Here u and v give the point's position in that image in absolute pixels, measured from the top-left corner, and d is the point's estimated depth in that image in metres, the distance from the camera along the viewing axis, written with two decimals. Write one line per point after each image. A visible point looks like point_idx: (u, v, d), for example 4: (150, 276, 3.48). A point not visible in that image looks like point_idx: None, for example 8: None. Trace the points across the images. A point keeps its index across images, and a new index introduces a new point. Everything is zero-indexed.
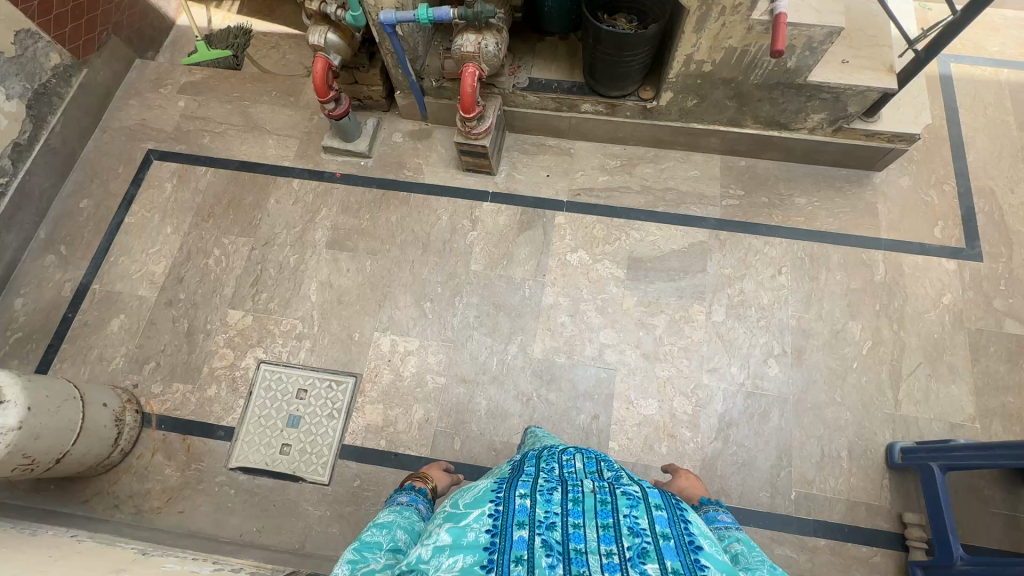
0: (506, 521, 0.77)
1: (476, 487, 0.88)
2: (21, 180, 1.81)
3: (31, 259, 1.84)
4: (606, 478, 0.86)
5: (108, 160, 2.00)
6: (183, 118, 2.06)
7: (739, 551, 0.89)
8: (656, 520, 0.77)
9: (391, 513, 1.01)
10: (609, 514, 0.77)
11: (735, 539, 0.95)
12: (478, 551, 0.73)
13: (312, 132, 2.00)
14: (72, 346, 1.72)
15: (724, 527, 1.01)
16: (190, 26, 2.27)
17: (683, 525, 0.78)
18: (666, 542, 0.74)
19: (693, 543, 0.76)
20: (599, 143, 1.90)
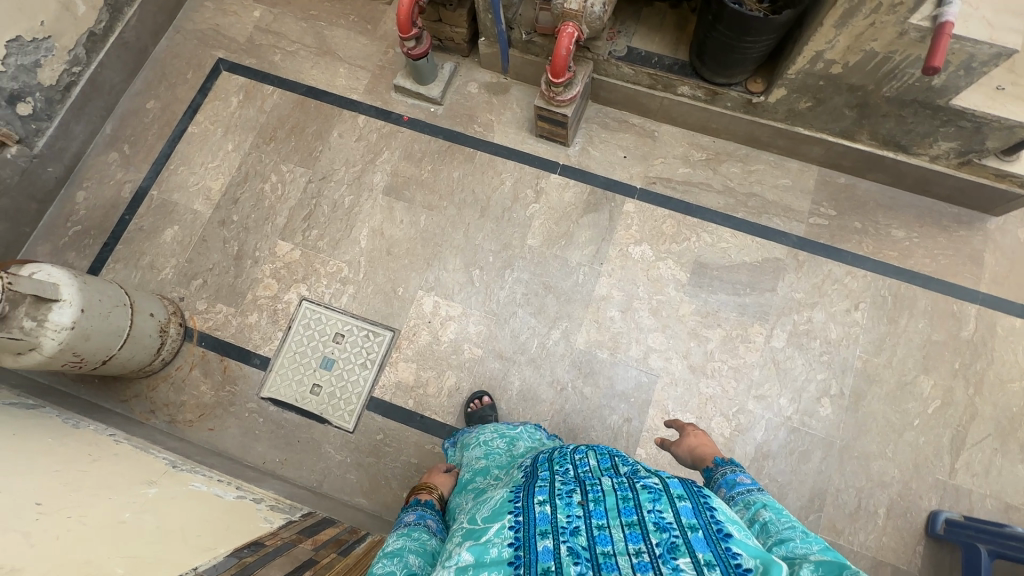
0: (527, 529, 0.70)
1: (494, 498, 0.80)
2: (93, 72, 1.79)
3: (95, 154, 1.85)
4: (622, 471, 0.77)
5: (178, 63, 1.94)
6: (257, 30, 1.97)
7: (765, 519, 0.83)
8: (682, 511, 0.69)
9: (399, 536, 0.97)
10: (633, 511, 0.69)
11: (757, 502, 0.88)
12: (502, 567, 0.66)
13: (385, 67, 1.90)
14: (126, 248, 1.75)
15: (746, 490, 0.93)
16: None
17: (709, 511, 0.70)
18: (695, 533, 0.67)
19: (722, 529, 0.68)
20: (687, 130, 1.74)
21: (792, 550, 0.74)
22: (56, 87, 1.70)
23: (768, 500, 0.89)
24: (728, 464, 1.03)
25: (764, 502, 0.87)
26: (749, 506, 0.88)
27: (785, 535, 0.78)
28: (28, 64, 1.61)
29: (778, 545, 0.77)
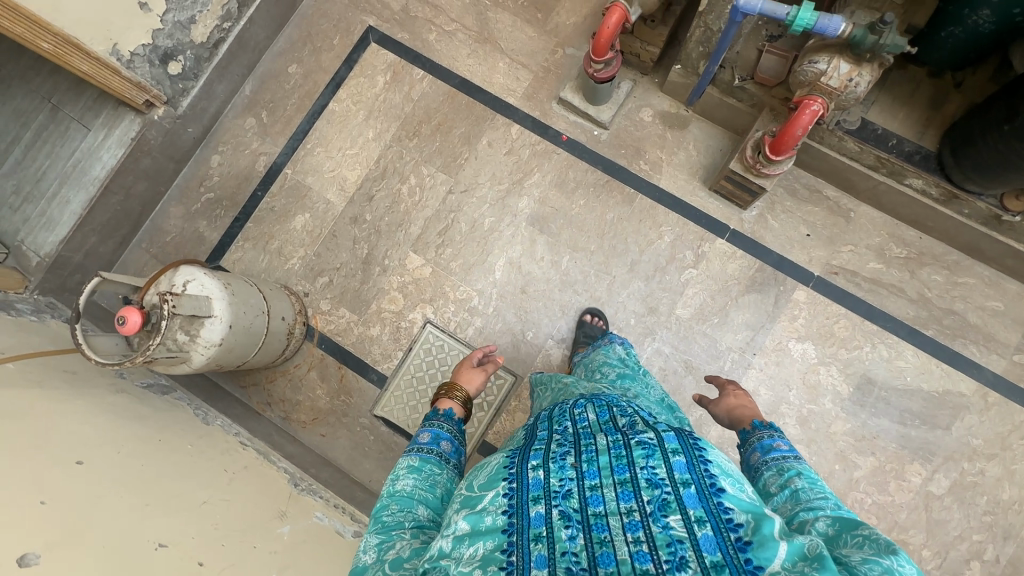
0: (521, 495, 0.68)
1: (490, 465, 0.78)
2: (243, 28, 1.64)
3: (233, 115, 1.75)
4: (619, 429, 0.75)
5: (325, 23, 1.77)
6: None
7: (798, 488, 0.79)
8: (675, 466, 0.68)
9: (410, 470, 0.89)
10: (626, 470, 0.68)
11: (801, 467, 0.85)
12: (497, 535, 0.65)
13: (550, 71, 1.67)
14: (256, 228, 1.69)
15: (785, 452, 0.89)
16: None
17: (704, 465, 0.68)
18: (687, 489, 0.66)
19: (715, 483, 0.66)
20: (891, 218, 1.49)
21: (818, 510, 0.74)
22: (206, 44, 1.57)
23: (805, 468, 0.85)
24: (765, 430, 0.96)
25: (802, 468, 0.84)
26: (783, 472, 0.85)
27: (814, 496, 0.77)
28: (183, 21, 1.48)
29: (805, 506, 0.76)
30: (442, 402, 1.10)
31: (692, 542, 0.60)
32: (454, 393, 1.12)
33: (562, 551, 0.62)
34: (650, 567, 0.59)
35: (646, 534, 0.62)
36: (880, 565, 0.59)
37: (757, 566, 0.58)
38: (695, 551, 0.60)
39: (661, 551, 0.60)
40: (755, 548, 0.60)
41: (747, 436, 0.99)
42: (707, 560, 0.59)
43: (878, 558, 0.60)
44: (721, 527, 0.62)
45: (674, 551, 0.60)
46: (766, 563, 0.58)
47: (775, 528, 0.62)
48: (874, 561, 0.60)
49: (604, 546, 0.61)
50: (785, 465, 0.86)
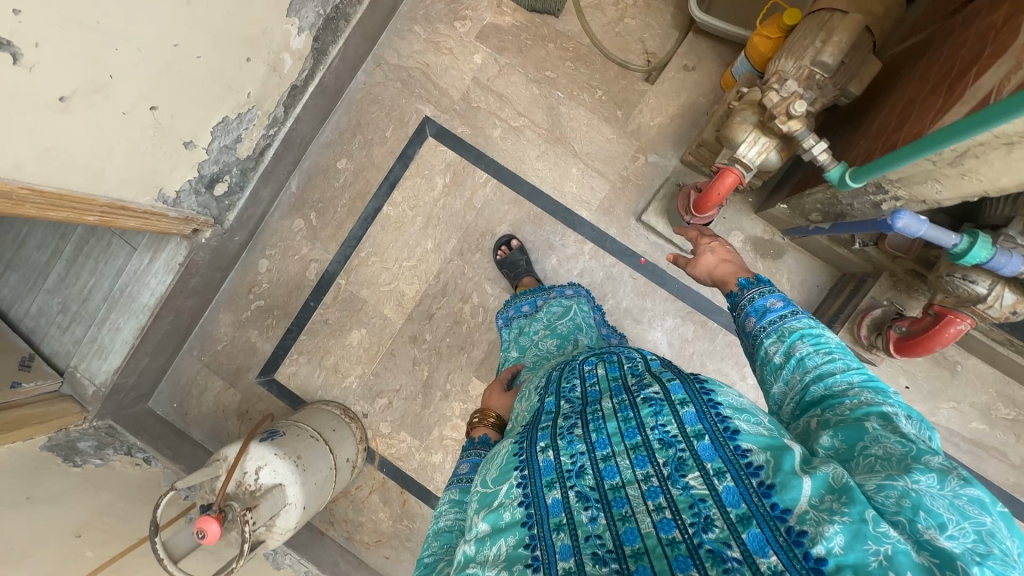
0: (535, 480, 0.64)
1: (497, 454, 0.73)
2: (289, 128, 1.48)
3: (279, 216, 1.62)
4: (625, 389, 0.72)
5: (376, 111, 1.59)
6: (475, 86, 1.56)
7: (803, 356, 0.70)
8: (685, 419, 0.63)
9: (452, 503, 0.77)
10: (636, 433, 0.64)
11: (806, 326, 0.73)
12: (517, 529, 0.59)
13: (630, 181, 1.49)
14: (311, 341, 1.62)
15: (785, 311, 0.76)
16: None
17: (714, 411, 0.63)
18: (701, 440, 0.60)
19: (730, 427, 0.60)
20: (1003, 375, 1.36)
21: (832, 387, 0.66)
22: (251, 156, 1.42)
23: (811, 326, 0.73)
24: (754, 289, 0.81)
25: (803, 331, 0.72)
26: (786, 338, 0.73)
27: (826, 371, 0.68)
28: (229, 143, 1.32)
29: (816, 383, 0.68)
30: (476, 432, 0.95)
31: (715, 498, 0.55)
32: (489, 417, 0.96)
33: (585, 536, 0.57)
34: (677, 534, 0.54)
35: (666, 498, 0.57)
36: (894, 488, 0.50)
37: (784, 509, 0.52)
38: (719, 507, 0.54)
39: (684, 514, 0.55)
40: (779, 491, 0.53)
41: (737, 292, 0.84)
42: (732, 514, 0.54)
43: (892, 479, 0.51)
44: (742, 475, 0.56)
45: (698, 512, 0.55)
46: (794, 505, 0.52)
47: (796, 463, 0.55)
48: (888, 486, 0.51)
49: (627, 522, 0.57)
50: (787, 333, 0.73)
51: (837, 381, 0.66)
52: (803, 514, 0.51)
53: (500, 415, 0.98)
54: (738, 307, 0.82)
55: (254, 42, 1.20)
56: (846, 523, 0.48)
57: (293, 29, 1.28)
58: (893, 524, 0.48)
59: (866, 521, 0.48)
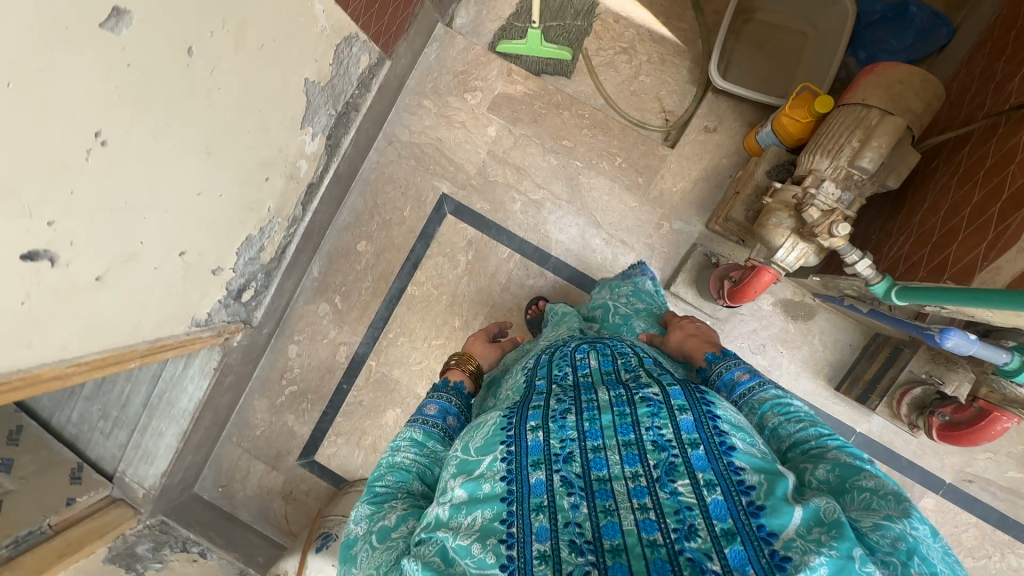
0: (520, 460, 0.64)
1: (481, 421, 0.73)
2: (308, 222, 1.46)
3: (304, 301, 1.62)
4: (623, 385, 0.74)
5: (392, 190, 1.57)
6: (491, 158, 1.53)
7: (775, 426, 0.74)
8: (682, 426, 0.65)
9: (412, 442, 0.82)
10: (631, 430, 0.66)
11: (775, 395, 0.79)
12: (495, 503, 0.60)
13: (655, 249, 1.48)
14: (347, 422, 1.64)
15: (752, 381, 0.81)
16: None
17: (713, 423, 0.65)
18: (696, 450, 0.62)
19: (726, 442, 0.62)
20: None
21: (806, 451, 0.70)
22: (274, 258, 1.41)
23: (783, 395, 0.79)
24: (721, 362, 0.87)
25: (771, 401, 0.77)
26: (756, 411, 0.78)
27: (800, 437, 0.72)
28: (253, 254, 1.31)
29: (793, 449, 0.71)
30: (450, 374, 1.03)
31: (702, 508, 0.56)
32: (465, 365, 1.06)
33: (564, 521, 0.57)
34: (657, 537, 0.55)
35: (652, 501, 0.58)
36: (892, 530, 0.53)
37: (770, 533, 0.53)
38: (705, 519, 0.56)
39: (668, 519, 0.56)
40: (769, 513, 0.55)
41: (710, 363, 0.89)
42: (718, 528, 0.55)
43: (889, 520, 0.55)
44: (732, 490, 0.57)
45: (683, 520, 0.56)
46: (781, 530, 0.53)
47: (787, 490, 0.57)
48: (885, 527, 0.54)
49: (608, 516, 0.57)
50: (757, 403, 0.78)
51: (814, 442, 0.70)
52: (789, 540, 0.52)
53: (477, 365, 1.08)
54: (707, 377, 0.88)
55: (273, 163, 1.18)
56: (833, 557, 0.49)
57: (307, 137, 1.25)
58: (885, 564, 0.51)
59: (854, 558, 0.50)
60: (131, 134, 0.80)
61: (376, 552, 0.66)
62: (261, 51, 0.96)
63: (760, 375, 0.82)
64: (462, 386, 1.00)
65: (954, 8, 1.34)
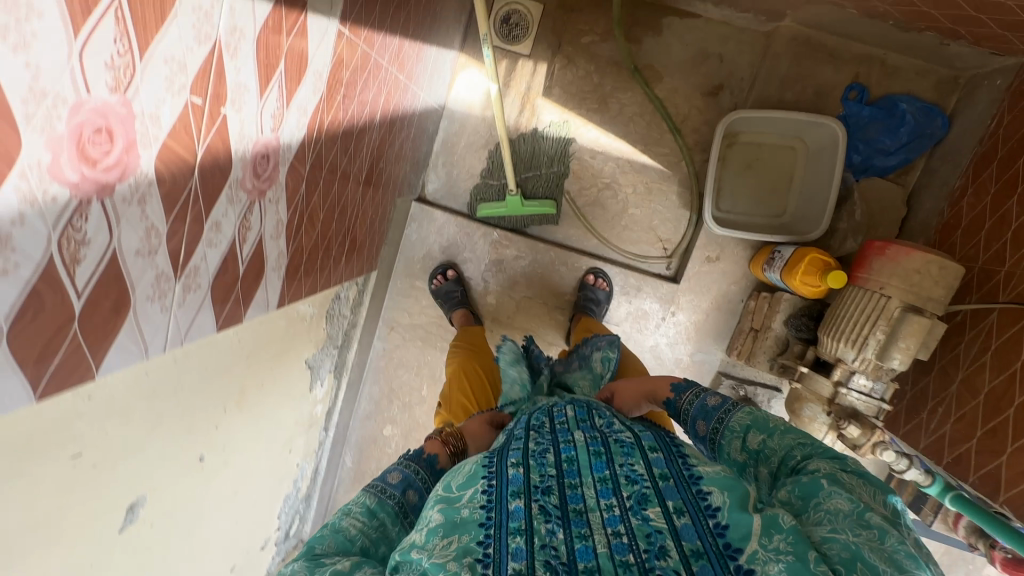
0: (498, 490, 0.64)
1: (465, 463, 0.73)
2: (331, 436, 1.45)
3: (344, 492, 1.63)
4: (597, 428, 0.77)
5: (405, 373, 1.55)
6: (497, 325, 1.50)
7: (763, 446, 0.72)
8: (653, 463, 0.68)
9: (364, 509, 0.74)
10: (605, 467, 0.68)
11: (754, 416, 0.77)
12: (472, 528, 0.60)
13: None
14: None
15: (730, 405, 0.80)
16: (496, 144, 1.47)
17: (682, 460, 0.69)
18: (666, 481, 0.65)
19: (693, 473, 0.66)
20: None
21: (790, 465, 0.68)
22: (309, 485, 1.41)
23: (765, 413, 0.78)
24: (694, 392, 0.85)
25: (754, 422, 0.75)
26: (739, 433, 0.75)
27: (788, 454, 0.70)
28: (290, 501, 1.31)
29: (783, 467, 0.69)
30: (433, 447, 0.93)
31: (672, 531, 0.59)
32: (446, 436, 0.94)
33: (541, 544, 0.57)
34: (630, 557, 0.56)
35: (626, 526, 0.60)
36: (840, 544, 0.54)
37: (736, 548, 0.56)
38: (674, 540, 0.58)
39: (640, 542, 0.58)
40: (732, 531, 0.57)
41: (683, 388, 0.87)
42: (686, 548, 0.57)
43: (837, 532, 0.56)
44: (700, 515, 0.60)
45: (654, 542, 0.58)
46: (744, 545, 0.56)
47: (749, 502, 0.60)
48: (834, 539, 0.55)
49: (584, 541, 0.58)
50: (739, 425, 0.76)
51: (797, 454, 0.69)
52: (754, 554, 0.55)
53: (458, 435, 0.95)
54: (683, 405, 0.85)
55: (290, 436, 1.17)
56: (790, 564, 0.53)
57: (316, 389, 1.23)
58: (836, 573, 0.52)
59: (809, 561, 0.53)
60: (166, 560, 0.79)
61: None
62: (264, 386, 0.94)
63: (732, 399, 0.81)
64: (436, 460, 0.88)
65: (944, 94, 1.26)
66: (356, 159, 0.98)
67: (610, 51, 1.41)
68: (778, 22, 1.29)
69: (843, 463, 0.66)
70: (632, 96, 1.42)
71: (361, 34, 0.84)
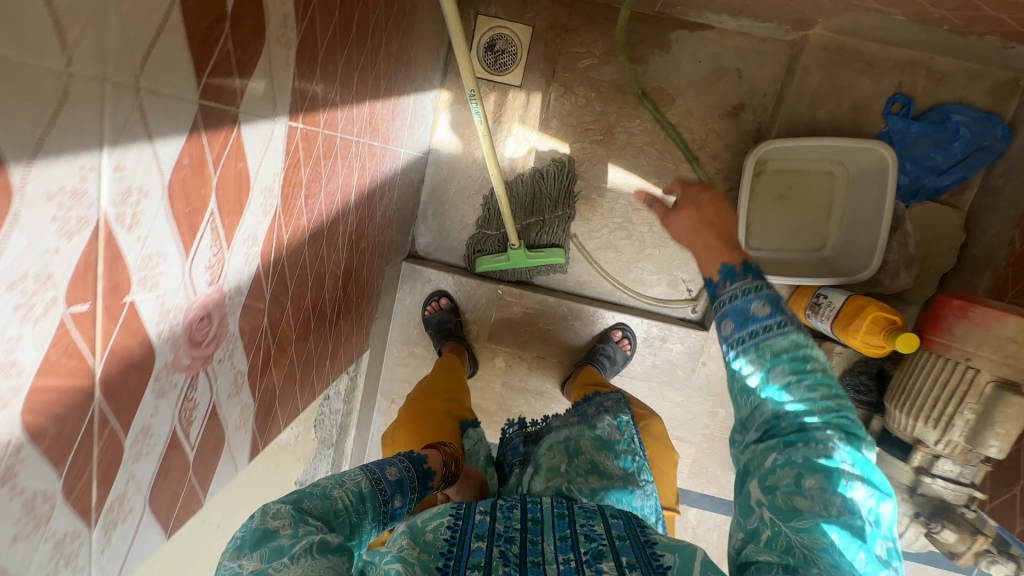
0: (462, 529, 0.62)
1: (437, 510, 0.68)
2: None
3: None
4: (564, 498, 0.75)
5: None
6: (509, 388, 1.35)
7: (786, 391, 0.53)
8: (613, 526, 0.66)
9: (356, 491, 0.62)
10: (565, 525, 0.65)
11: (796, 345, 0.55)
12: (434, 558, 0.57)
13: (717, 435, 1.33)
14: None
15: (777, 327, 0.55)
16: (490, 188, 1.30)
17: (643, 531, 0.66)
18: (622, 541, 0.63)
19: (648, 538, 0.64)
20: None
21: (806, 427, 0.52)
22: None
23: (804, 336, 0.56)
24: (749, 280, 0.58)
25: (789, 356, 0.54)
26: (766, 362, 0.55)
27: (803, 412, 0.53)
28: None
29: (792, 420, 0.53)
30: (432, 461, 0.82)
31: None
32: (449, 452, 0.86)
33: None
34: None
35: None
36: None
37: None
38: None
39: None
40: None
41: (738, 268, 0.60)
42: None
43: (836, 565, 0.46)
44: (650, 570, 0.57)
45: None
46: None
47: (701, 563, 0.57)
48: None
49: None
50: (774, 351, 0.54)
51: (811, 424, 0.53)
52: None
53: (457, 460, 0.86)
54: (722, 297, 0.59)
55: None
56: None
57: None
58: None
59: None
60: None
61: (319, 558, 0.48)
62: None
63: (783, 311, 0.56)
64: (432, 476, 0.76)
65: (1002, 100, 1.09)
66: (331, 253, 0.82)
67: (613, 74, 1.24)
68: (806, 30, 1.11)
69: (857, 446, 0.52)
70: (641, 124, 1.25)
71: (321, 118, 0.67)
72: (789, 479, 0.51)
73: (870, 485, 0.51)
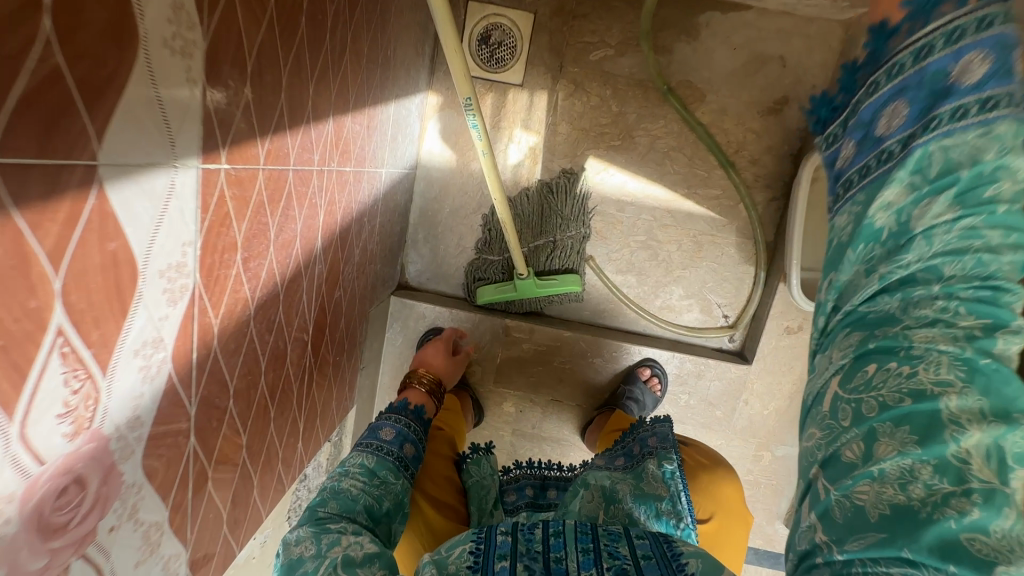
0: (485, 552, 0.55)
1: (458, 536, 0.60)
2: None
3: None
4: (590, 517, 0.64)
5: None
6: (520, 435, 1.17)
7: (936, 233, 0.51)
8: (639, 545, 0.57)
9: (363, 470, 0.68)
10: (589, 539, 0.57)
11: (993, 158, 0.50)
12: None
13: (761, 482, 1.16)
14: None
15: (973, 124, 0.51)
16: (489, 205, 1.11)
17: (667, 540, 0.58)
18: (647, 560, 0.54)
19: (675, 550, 0.55)
20: None
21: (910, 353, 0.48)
22: None
23: (1006, 161, 0.49)
24: (966, 12, 0.54)
25: (961, 176, 0.51)
26: (907, 199, 0.54)
27: (930, 268, 0.51)
28: None
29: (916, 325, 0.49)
30: (410, 396, 0.88)
31: None
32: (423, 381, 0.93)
33: None
34: None
35: None
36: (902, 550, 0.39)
37: None
38: None
39: None
40: None
41: (945, 9, 0.56)
42: None
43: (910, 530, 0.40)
44: None
45: None
46: None
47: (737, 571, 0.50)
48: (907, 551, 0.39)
49: None
50: (931, 169, 0.53)
51: (945, 269, 0.50)
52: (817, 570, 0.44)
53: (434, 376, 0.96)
54: (891, 64, 0.60)
55: None
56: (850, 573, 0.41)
57: None
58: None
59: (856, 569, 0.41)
60: None
61: None
62: None
63: (1005, 78, 0.51)
64: (423, 411, 0.85)
65: None
66: (297, 315, 0.64)
67: (631, 67, 1.04)
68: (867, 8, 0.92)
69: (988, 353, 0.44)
70: (665, 125, 1.06)
71: (259, 151, 0.48)
72: (855, 429, 0.47)
73: (993, 421, 0.41)
